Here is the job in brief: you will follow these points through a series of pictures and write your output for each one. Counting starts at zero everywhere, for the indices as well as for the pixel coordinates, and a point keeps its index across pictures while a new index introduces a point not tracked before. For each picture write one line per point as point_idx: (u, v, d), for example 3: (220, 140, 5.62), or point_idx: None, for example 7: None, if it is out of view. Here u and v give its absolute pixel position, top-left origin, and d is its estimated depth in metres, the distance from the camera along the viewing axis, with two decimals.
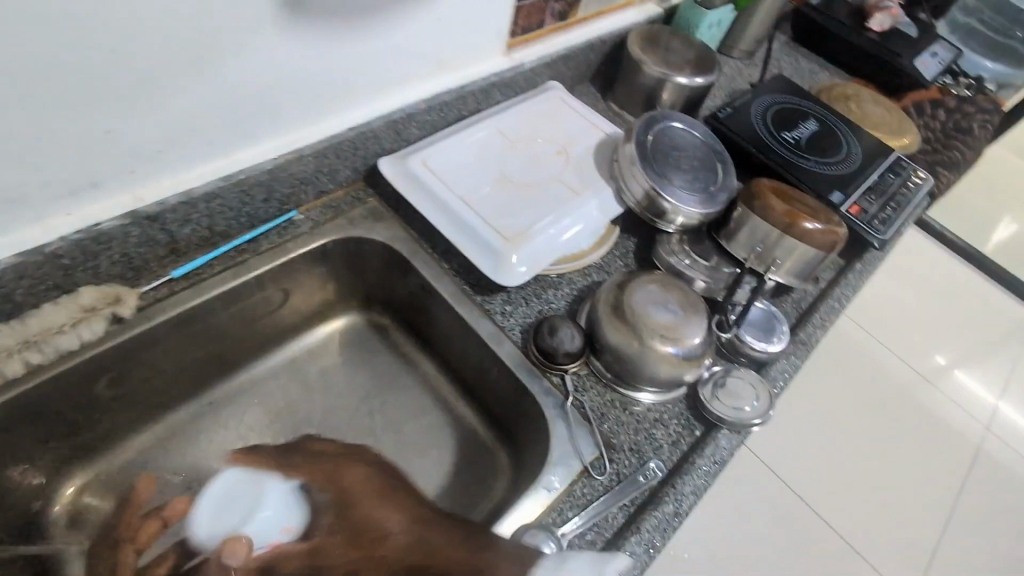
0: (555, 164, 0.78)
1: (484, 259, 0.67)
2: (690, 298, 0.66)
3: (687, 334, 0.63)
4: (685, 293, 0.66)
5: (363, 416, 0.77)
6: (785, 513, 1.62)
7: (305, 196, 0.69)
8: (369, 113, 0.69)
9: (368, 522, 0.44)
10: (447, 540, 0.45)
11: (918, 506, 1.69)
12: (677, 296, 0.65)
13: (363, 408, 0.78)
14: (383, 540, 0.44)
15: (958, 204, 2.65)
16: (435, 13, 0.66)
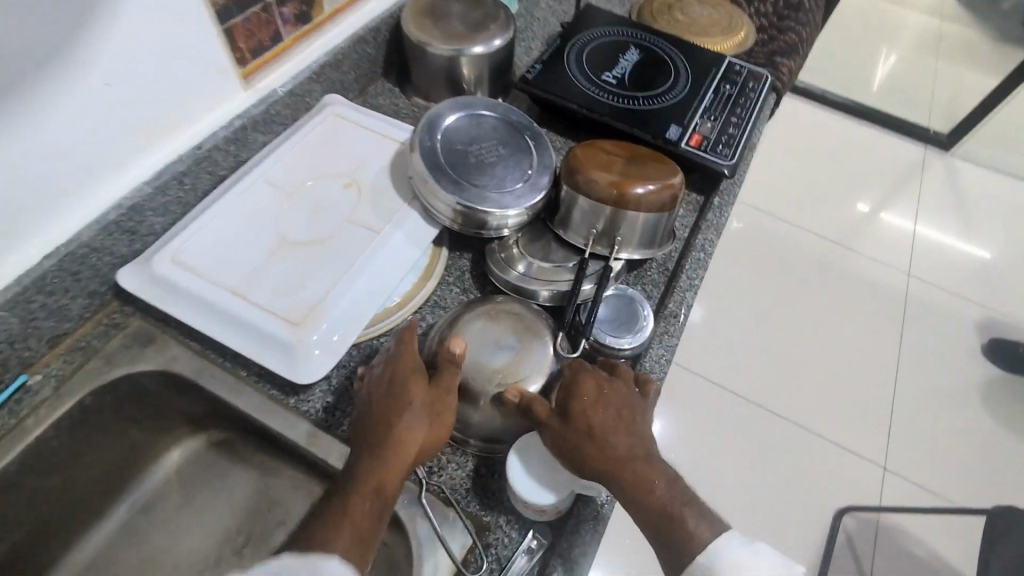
0: (346, 200, 0.65)
1: (279, 359, 0.54)
2: (528, 319, 0.56)
3: (531, 369, 0.53)
4: (521, 316, 0.56)
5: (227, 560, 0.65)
6: (751, 425, 1.60)
7: (32, 353, 0.55)
8: (71, 227, 0.54)
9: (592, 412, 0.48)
10: (607, 431, 0.47)
11: (868, 371, 1.72)
12: (514, 322, 0.56)
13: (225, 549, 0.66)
14: (606, 429, 0.47)
15: (831, 60, 2.64)
16: (92, 80, 0.50)
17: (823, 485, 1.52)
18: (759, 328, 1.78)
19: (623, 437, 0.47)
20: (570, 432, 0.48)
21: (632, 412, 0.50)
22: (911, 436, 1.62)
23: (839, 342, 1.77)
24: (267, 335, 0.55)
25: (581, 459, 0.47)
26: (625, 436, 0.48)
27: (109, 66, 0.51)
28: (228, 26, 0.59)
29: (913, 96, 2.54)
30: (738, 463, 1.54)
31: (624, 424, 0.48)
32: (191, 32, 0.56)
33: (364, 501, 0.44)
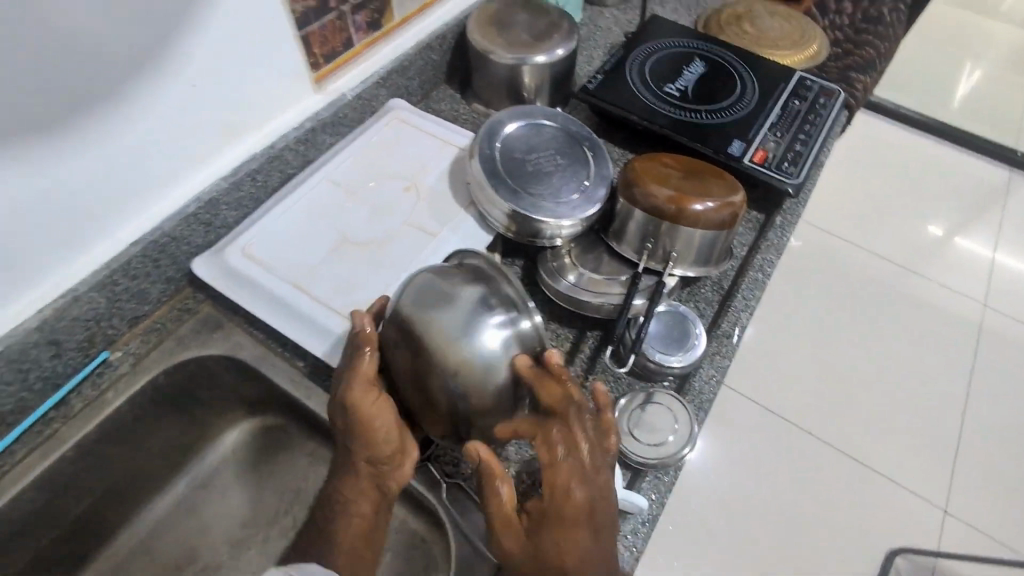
0: (406, 203, 0.67)
1: (332, 354, 0.56)
2: (463, 334, 0.48)
3: (461, 383, 0.48)
4: (456, 318, 0.49)
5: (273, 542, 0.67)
6: (800, 453, 1.53)
7: (115, 331, 0.59)
8: (156, 216, 0.58)
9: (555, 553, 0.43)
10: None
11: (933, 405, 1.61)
12: (449, 335, 0.48)
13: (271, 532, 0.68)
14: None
15: (908, 75, 2.50)
16: (183, 81, 0.54)
17: (876, 523, 1.44)
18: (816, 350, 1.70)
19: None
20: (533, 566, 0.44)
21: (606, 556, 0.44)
22: (977, 477, 1.51)
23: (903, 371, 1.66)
24: (325, 329, 0.57)
25: None
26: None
27: (195, 67, 0.54)
28: (306, 33, 0.63)
29: (1000, 116, 2.37)
30: (784, 494, 1.48)
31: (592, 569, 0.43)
32: (270, 36, 0.59)
33: (348, 525, 0.49)
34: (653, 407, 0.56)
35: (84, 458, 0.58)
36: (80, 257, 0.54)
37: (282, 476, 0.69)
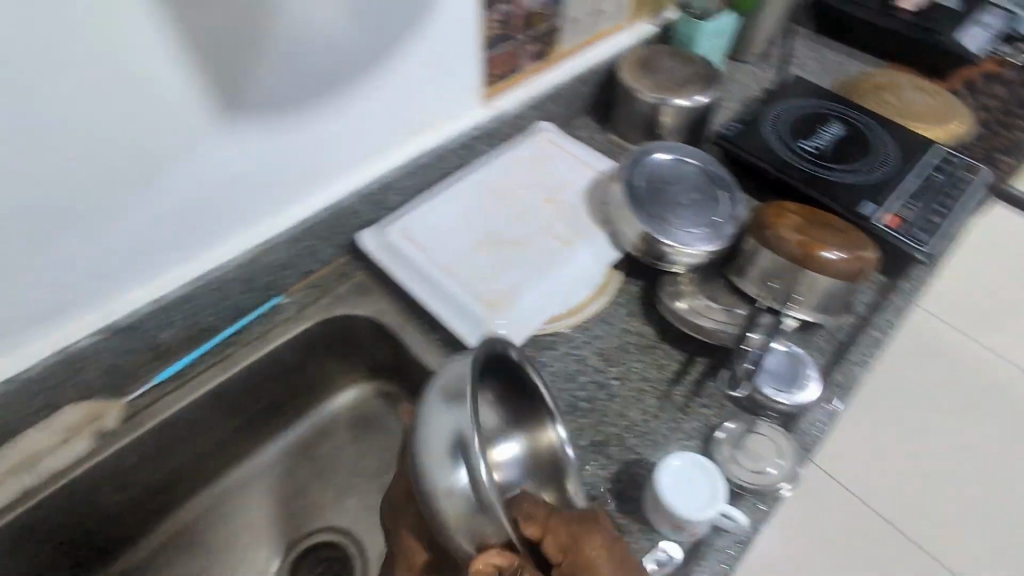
0: (545, 212, 0.74)
1: (467, 329, 0.63)
2: (441, 457, 0.42)
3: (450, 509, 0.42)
4: (440, 437, 0.43)
5: (372, 496, 0.73)
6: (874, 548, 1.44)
7: (289, 280, 0.69)
8: (343, 190, 0.68)
9: None
10: None
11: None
12: (439, 438, 0.43)
13: (371, 488, 0.74)
14: None
15: None
16: (392, 83, 0.64)
17: None
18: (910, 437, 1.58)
19: None
20: None
21: None
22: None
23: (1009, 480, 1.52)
24: (465, 308, 0.64)
25: None
26: None
27: (401, 73, 0.65)
28: (488, 55, 0.73)
29: None
30: None
31: None
32: (461, 55, 0.69)
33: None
34: (758, 436, 0.59)
35: (246, 383, 0.66)
36: (284, 214, 0.64)
37: (390, 438, 0.76)
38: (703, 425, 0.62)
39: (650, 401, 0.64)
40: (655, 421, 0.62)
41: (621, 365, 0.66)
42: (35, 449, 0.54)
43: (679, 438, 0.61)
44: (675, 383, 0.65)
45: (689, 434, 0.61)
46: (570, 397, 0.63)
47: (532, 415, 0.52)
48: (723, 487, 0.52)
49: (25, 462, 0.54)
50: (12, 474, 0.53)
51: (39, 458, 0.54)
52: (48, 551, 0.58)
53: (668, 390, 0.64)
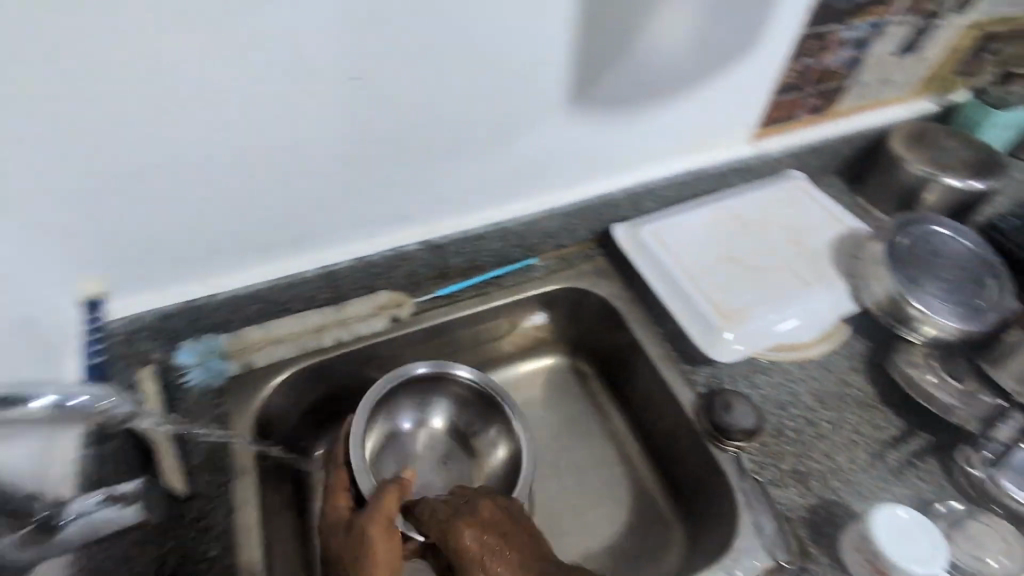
0: (787, 251, 0.77)
1: (699, 330, 0.70)
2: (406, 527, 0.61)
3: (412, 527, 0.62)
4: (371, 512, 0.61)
5: (550, 452, 0.80)
6: None
7: (546, 248, 0.81)
8: (617, 185, 0.78)
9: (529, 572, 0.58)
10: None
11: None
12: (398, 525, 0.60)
13: (551, 445, 0.81)
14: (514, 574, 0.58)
15: None
16: (694, 104, 0.73)
17: None
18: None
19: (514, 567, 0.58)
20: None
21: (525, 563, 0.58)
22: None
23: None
24: (701, 312, 0.70)
25: None
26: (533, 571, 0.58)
27: (704, 96, 0.73)
28: (774, 99, 0.80)
29: None
30: None
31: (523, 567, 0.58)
32: (754, 94, 0.77)
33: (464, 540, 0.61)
34: (985, 526, 0.56)
35: (493, 318, 0.79)
36: (568, 191, 0.76)
37: (579, 409, 0.84)
38: (916, 494, 0.62)
39: (861, 453, 0.64)
40: (863, 473, 0.62)
41: (835, 411, 0.67)
42: (355, 313, 0.69)
43: (886, 498, 0.61)
44: (891, 446, 0.65)
45: (897, 498, 0.61)
46: (778, 421, 0.66)
47: (433, 399, 0.73)
48: (941, 554, 0.50)
49: (344, 320, 0.69)
50: (334, 326, 0.68)
51: (355, 322, 0.69)
52: (328, 397, 0.71)
53: (882, 450, 0.64)
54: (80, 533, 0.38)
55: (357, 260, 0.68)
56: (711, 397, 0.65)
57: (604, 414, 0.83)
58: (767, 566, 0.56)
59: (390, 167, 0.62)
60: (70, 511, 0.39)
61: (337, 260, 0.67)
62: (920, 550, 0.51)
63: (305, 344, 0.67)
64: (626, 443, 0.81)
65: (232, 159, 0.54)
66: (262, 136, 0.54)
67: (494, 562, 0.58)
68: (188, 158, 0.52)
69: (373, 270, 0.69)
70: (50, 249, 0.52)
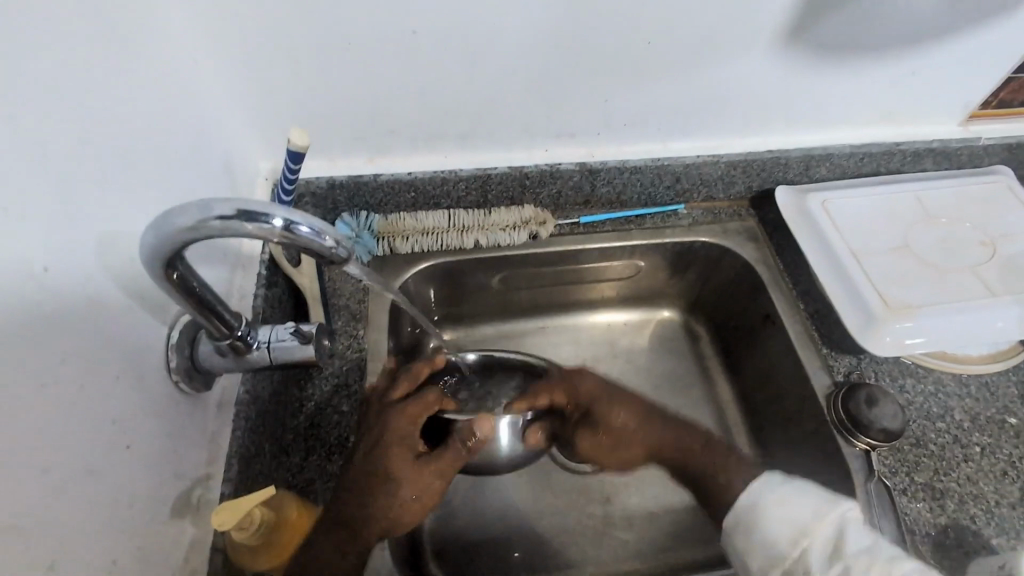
0: (975, 253, 0.68)
1: (854, 317, 0.64)
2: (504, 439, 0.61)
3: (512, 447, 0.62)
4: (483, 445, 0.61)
5: None
6: None
7: (695, 196, 0.76)
8: (794, 143, 0.71)
9: (648, 437, 0.58)
10: (679, 436, 0.57)
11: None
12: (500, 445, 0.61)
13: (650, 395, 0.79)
14: (632, 432, 0.58)
15: None
16: (915, 65, 0.64)
17: None
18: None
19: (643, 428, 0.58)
20: (678, 436, 0.57)
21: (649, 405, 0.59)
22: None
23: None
24: (860, 296, 0.64)
25: (672, 454, 0.57)
26: (662, 427, 0.58)
27: (930, 59, 0.64)
28: (1013, 75, 0.68)
29: None
30: None
31: (636, 417, 0.59)
32: (992, 64, 0.66)
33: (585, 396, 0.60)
34: None
35: (624, 257, 0.77)
36: (739, 139, 0.71)
37: (684, 368, 0.81)
38: None
39: (1011, 488, 0.58)
40: (1009, 509, 0.57)
41: (988, 437, 0.61)
42: (498, 221, 0.70)
43: None
44: None
45: None
46: (920, 432, 0.60)
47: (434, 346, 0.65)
48: None
49: (486, 226, 0.69)
50: (476, 229, 0.69)
51: (496, 230, 0.69)
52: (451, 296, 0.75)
53: None
54: (269, 356, 0.43)
55: (512, 168, 0.67)
56: (852, 387, 0.61)
57: (711, 380, 0.80)
58: None
59: (573, 74, 0.59)
60: (262, 334, 0.43)
61: (492, 165, 0.67)
62: None
63: (447, 241, 0.69)
64: (728, 414, 0.77)
65: (426, 39, 0.54)
66: (460, 20, 0.53)
67: (618, 412, 0.59)
68: (387, 28, 0.52)
69: (523, 182, 0.69)
70: (249, 95, 0.55)
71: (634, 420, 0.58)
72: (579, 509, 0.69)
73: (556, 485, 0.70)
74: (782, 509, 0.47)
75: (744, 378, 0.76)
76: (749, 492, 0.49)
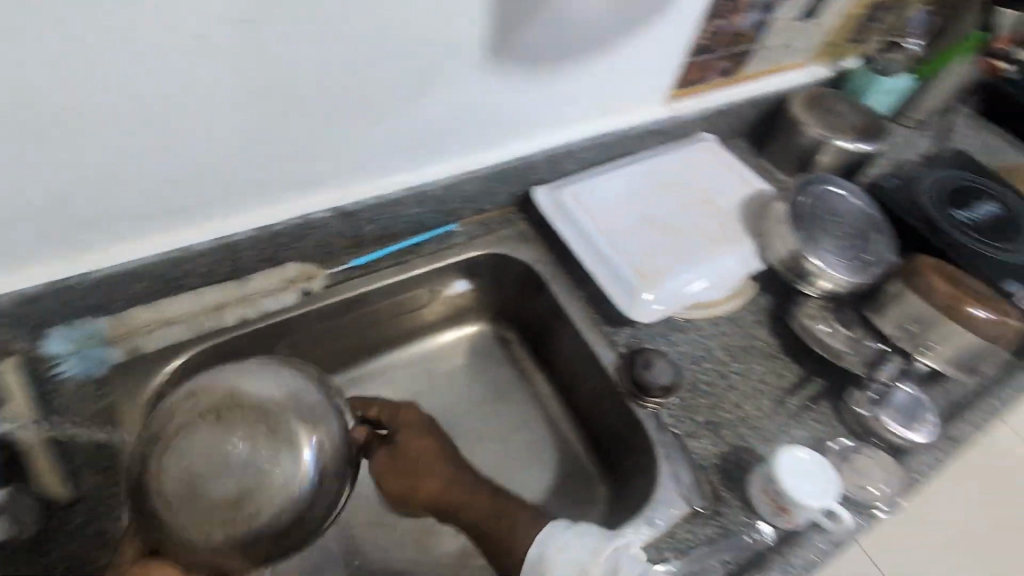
0: (700, 212, 0.79)
1: (619, 294, 0.70)
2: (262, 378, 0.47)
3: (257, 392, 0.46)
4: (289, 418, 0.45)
5: (475, 421, 0.79)
6: None
7: (466, 212, 0.78)
8: (535, 147, 0.76)
9: (451, 502, 0.58)
10: (489, 508, 0.57)
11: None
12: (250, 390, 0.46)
13: (476, 414, 0.80)
14: (444, 505, 0.58)
15: None
16: (610, 64, 0.73)
17: None
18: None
19: (435, 489, 0.57)
20: (486, 521, 0.57)
21: (462, 476, 0.59)
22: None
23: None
24: (619, 273, 0.71)
25: (483, 538, 0.57)
26: (473, 504, 0.58)
27: (620, 56, 0.72)
28: (688, 60, 0.80)
29: None
30: None
31: (434, 486, 0.57)
32: (668, 55, 0.77)
33: (394, 484, 0.57)
34: (865, 456, 0.63)
35: (412, 288, 0.76)
36: (485, 152, 0.73)
37: (503, 376, 0.84)
38: (812, 434, 0.66)
39: (765, 401, 0.68)
40: (767, 420, 0.67)
41: (743, 364, 0.71)
42: (259, 288, 0.64)
43: (786, 439, 0.66)
44: (792, 392, 0.69)
45: (796, 438, 0.66)
46: (693, 377, 0.69)
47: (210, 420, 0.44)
48: (819, 488, 0.55)
49: (249, 295, 0.64)
50: (237, 303, 0.63)
51: (260, 296, 0.64)
52: None
53: (783, 396, 0.69)
54: None
55: (257, 229, 0.62)
56: (631, 356, 0.67)
57: (528, 379, 0.83)
58: (682, 514, 0.58)
59: (290, 123, 0.56)
60: None
61: (235, 231, 0.61)
62: (810, 481, 0.55)
63: (203, 324, 0.61)
64: (551, 406, 0.81)
65: (89, 111, 0.46)
66: (127, 81, 0.46)
67: (413, 482, 0.57)
68: (29, 109, 0.44)
69: (277, 240, 0.64)
70: None
71: (446, 494, 0.58)
72: (430, 553, 0.66)
73: (399, 537, 0.67)
74: (564, 553, 0.51)
75: (554, 370, 0.81)
76: (539, 542, 0.52)
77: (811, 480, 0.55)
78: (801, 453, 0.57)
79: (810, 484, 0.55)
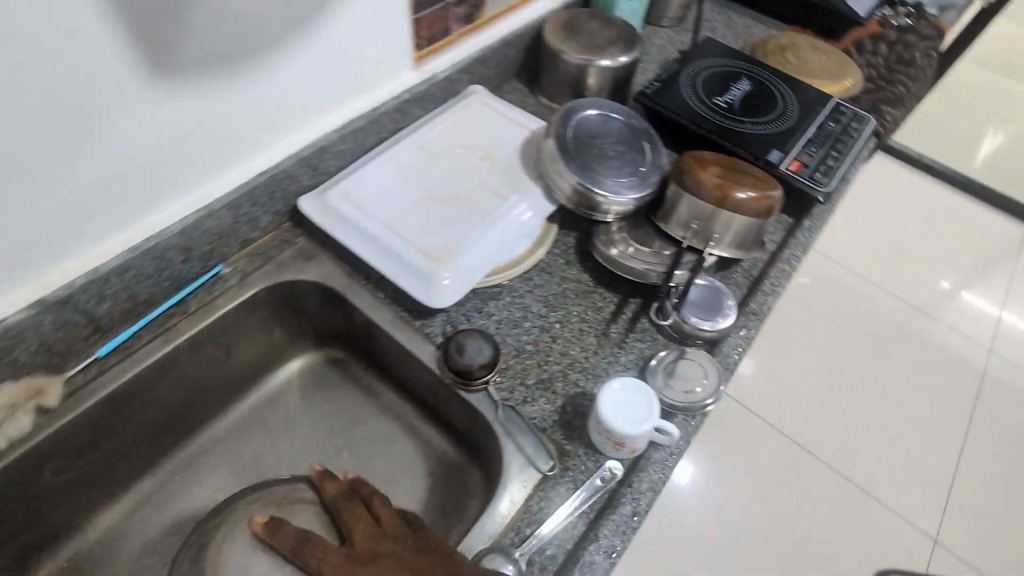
0: (480, 171, 0.76)
1: (415, 284, 0.66)
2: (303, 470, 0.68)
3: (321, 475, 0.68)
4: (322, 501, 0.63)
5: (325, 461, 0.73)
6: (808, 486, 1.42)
7: (228, 248, 0.68)
8: (278, 153, 0.67)
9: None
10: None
11: (946, 409, 1.56)
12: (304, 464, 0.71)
13: (325, 452, 0.74)
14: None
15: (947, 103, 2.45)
16: (323, 43, 0.64)
17: (867, 536, 1.37)
18: (845, 347, 1.65)
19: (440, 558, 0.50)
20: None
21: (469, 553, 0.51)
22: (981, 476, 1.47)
23: (918, 365, 1.63)
24: (409, 264, 0.66)
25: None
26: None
27: (331, 31, 0.64)
28: (416, 16, 0.73)
29: None
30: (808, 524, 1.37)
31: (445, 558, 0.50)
32: (390, 16, 0.70)
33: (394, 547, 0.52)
34: (686, 361, 0.65)
35: (193, 353, 0.67)
36: (218, 178, 0.63)
37: (345, 402, 0.77)
38: (638, 355, 0.68)
39: (590, 339, 0.68)
40: (595, 358, 0.67)
41: (562, 310, 0.71)
42: None
43: (617, 369, 0.66)
44: (613, 321, 0.70)
45: (625, 364, 0.67)
46: (516, 341, 0.67)
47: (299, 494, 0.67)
48: (638, 414, 0.56)
49: None
50: None
51: None
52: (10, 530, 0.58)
53: (605, 328, 0.70)
54: None
55: None
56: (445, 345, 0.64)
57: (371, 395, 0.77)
58: (533, 484, 0.58)
59: None
60: None
61: None
62: (626, 411, 0.56)
63: None
64: (403, 414, 0.76)
65: None
66: None
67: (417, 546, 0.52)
68: None
69: None
70: None
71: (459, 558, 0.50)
72: None
73: None
74: None
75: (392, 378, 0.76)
76: None
77: (627, 410, 0.56)
78: (614, 387, 0.57)
79: (628, 415, 0.55)
